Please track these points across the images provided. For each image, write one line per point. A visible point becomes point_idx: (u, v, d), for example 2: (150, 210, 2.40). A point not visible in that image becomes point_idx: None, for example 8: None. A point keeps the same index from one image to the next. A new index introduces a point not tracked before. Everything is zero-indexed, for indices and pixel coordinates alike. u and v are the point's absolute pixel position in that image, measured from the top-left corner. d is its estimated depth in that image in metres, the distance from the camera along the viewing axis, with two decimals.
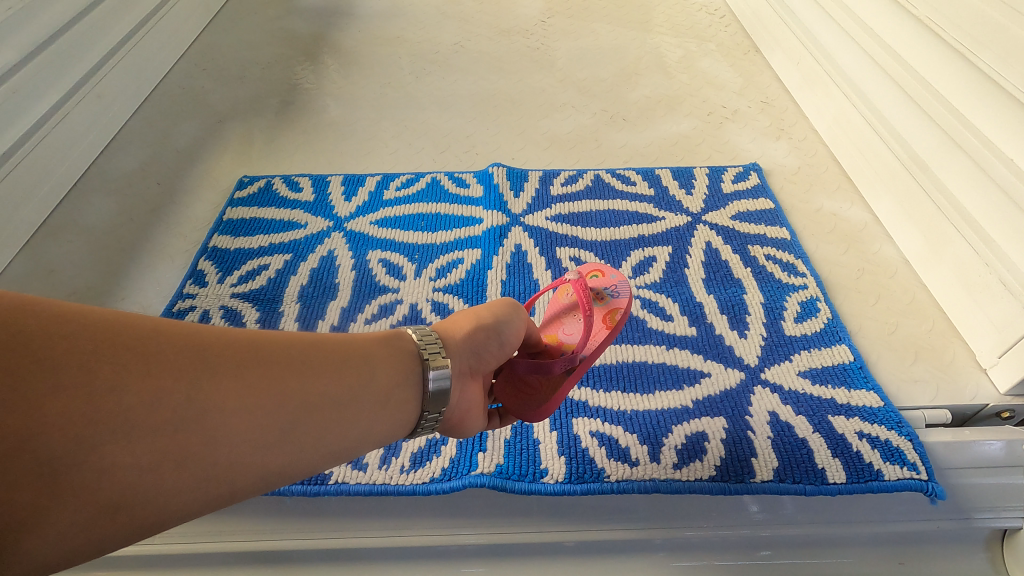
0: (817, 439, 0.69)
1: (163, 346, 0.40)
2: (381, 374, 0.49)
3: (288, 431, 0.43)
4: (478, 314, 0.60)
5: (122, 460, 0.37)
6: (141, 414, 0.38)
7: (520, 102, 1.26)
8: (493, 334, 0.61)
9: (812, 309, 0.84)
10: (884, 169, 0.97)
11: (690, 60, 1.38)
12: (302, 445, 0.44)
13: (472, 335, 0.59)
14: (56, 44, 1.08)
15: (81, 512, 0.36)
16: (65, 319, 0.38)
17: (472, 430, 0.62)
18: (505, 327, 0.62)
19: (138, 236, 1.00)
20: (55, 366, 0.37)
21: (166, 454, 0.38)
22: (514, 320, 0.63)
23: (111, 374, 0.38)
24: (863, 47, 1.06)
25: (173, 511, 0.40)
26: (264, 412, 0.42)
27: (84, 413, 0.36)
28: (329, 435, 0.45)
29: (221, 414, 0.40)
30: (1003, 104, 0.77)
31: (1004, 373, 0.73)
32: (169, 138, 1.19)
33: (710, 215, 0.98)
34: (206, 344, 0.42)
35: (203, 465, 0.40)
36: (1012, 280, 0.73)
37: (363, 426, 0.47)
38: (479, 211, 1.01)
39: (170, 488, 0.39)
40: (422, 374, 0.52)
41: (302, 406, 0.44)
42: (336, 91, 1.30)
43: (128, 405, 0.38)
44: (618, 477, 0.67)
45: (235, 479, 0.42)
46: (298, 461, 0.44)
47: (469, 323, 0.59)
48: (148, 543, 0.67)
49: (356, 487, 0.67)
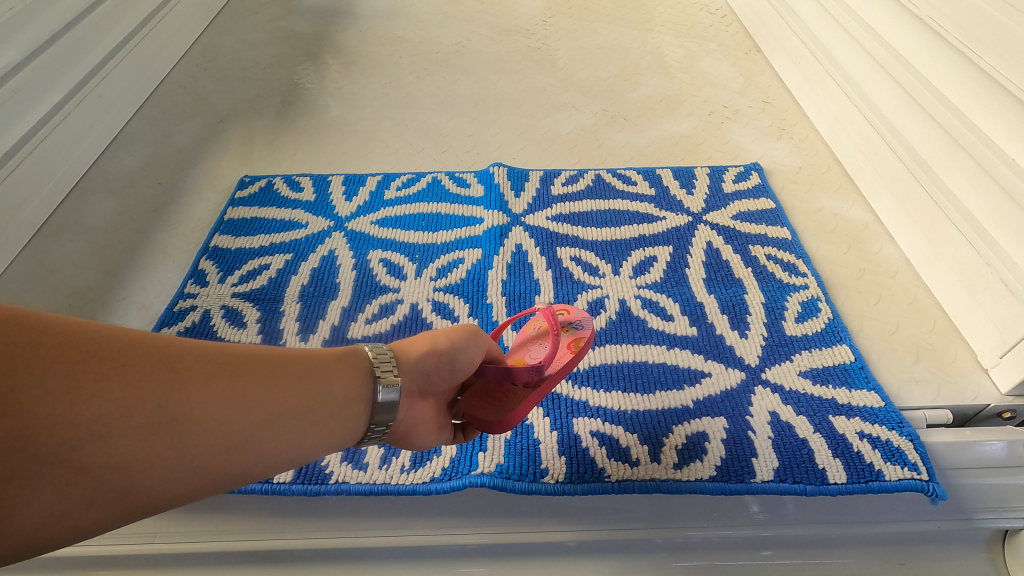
0: (818, 439, 0.69)
1: (140, 358, 0.40)
2: (338, 387, 0.50)
3: (249, 438, 0.44)
4: (435, 338, 0.60)
5: (98, 459, 0.38)
6: (120, 419, 0.38)
7: (520, 101, 1.26)
8: (446, 358, 0.61)
9: (813, 309, 0.83)
10: (884, 168, 0.97)
11: (691, 59, 1.38)
12: (262, 451, 0.45)
13: (423, 358, 0.59)
14: (56, 45, 1.08)
15: (58, 504, 0.37)
16: (49, 328, 0.38)
17: (424, 446, 0.62)
18: (460, 353, 0.61)
19: (140, 235, 1.00)
20: (39, 370, 0.36)
21: (137, 456, 0.39)
22: (471, 347, 0.62)
23: (93, 383, 0.38)
24: (863, 46, 1.06)
25: (139, 507, 0.40)
26: (229, 420, 0.43)
27: (67, 417, 0.36)
28: (286, 442, 0.46)
29: (191, 422, 0.41)
30: (1004, 103, 0.77)
31: (1005, 373, 0.73)
32: (170, 137, 1.20)
33: (710, 215, 0.98)
34: (179, 358, 0.42)
35: (172, 466, 0.40)
36: (1012, 279, 0.72)
37: (319, 434, 0.48)
38: (479, 211, 1.01)
39: (139, 487, 0.39)
40: (372, 391, 0.52)
41: (265, 416, 0.45)
42: (337, 91, 1.30)
43: (106, 410, 0.38)
44: (618, 477, 0.66)
45: (199, 479, 0.42)
46: (257, 464, 0.45)
47: (423, 346, 0.59)
48: (145, 543, 0.67)
49: (356, 487, 0.67)
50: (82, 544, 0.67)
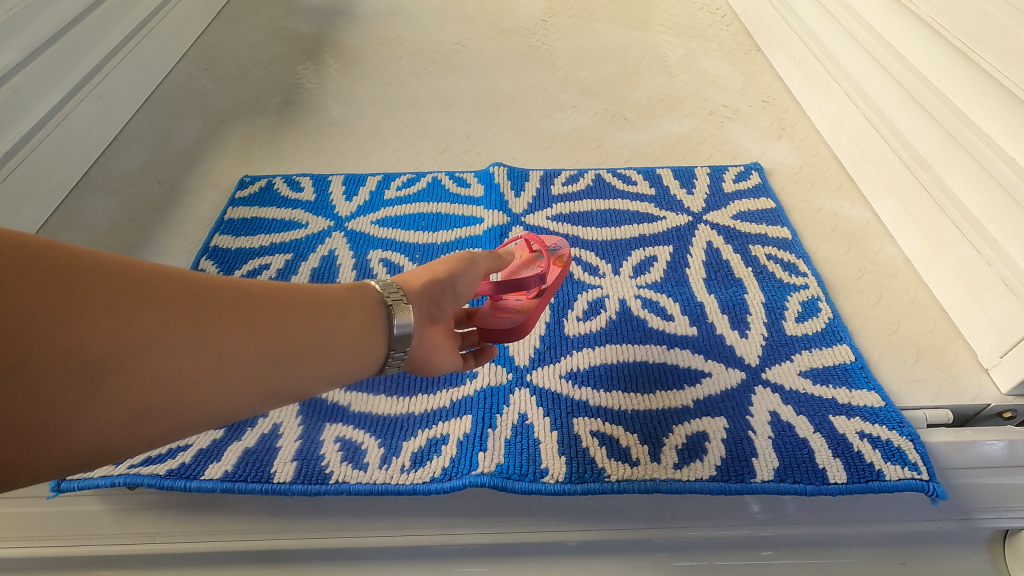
0: (817, 439, 0.69)
1: (171, 284, 0.42)
2: (359, 317, 0.51)
3: (279, 361, 0.45)
4: (433, 268, 0.60)
5: (143, 373, 0.39)
6: (160, 336, 0.40)
7: (520, 101, 1.26)
8: (449, 286, 0.60)
9: (813, 309, 0.83)
10: (885, 168, 0.97)
11: (691, 59, 1.37)
12: (292, 375, 0.46)
13: (428, 288, 0.59)
14: (57, 44, 1.08)
15: (109, 417, 0.38)
16: (85, 256, 0.40)
17: (440, 371, 0.63)
18: (461, 279, 0.61)
19: (141, 235, 1.00)
20: (83, 289, 0.38)
21: (178, 371, 0.40)
22: (469, 272, 0.62)
23: (131, 302, 0.39)
24: (864, 45, 1.06)
25: (182, 424, 0.42)
26: (259, 342, 0.44)
27: (111, 332, 0.38)
28: (315, 367, 0.47)
29: (224, 342, 0.42)
30: (1004, 102, 0.77)
31: (1005, 373, 0.73)
32: (171, 137, 1.20)
33: (710, 215, 0.98)
34: (207, 286, 0.44)
35: (210, 383, 0.42)
36: (1012, 279, 0.72)
37: (344, 360, 0.49)
38: (479, 210, 1.01)
39: (174, 413, 0.41)
40: (387, 323, 0.53)
41: (292, 340, 0.46)
42: (337, 91, 1.30)
43: (146, 326, 0.39)
44: (618, 476, 0.66)
45: (236, 399, 0.44)
46: (287, 387, 0.46)
47: (424, 276, 0.59)
48: (145, 543, 0.67)
49: (356, 487, 0.66)
50: (83, 543, 0.67)
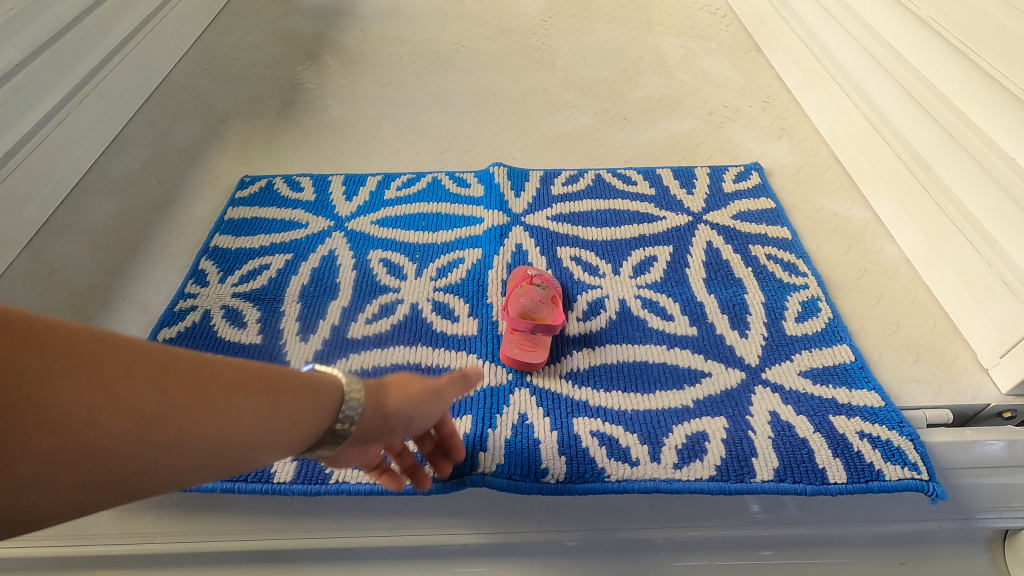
0: (818, 438, 0.68)
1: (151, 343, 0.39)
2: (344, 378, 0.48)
3: (265, 421, 0.42)
4: (406, 397, 0.51)
5: (119, 431, 0.36)
6: (139, 392, 0.37)
7: (520, 101, 1.26)
8: (406, 421, 0.52)
9: (813, 309, 0.83)
10: (884, 168, 0.97)
11: (691, 59, 1.37)
12: (277, 436, 0.43)
13: (388, 416, 0.50)
14: (57, 44, 1.08)
15: (80, 471, 0.35)
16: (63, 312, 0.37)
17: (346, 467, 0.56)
18: (423, 420, 0.53)
19: (141, 235, 1.00)
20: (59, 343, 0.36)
21: (157, 429, 0.37)
22: (438, 415, 0.53)
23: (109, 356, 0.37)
24: (863, 45, 1.06)
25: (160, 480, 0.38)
26: (243, 401, 0.41)
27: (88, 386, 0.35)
28: (302, 424, 0.44)
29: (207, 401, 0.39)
30: (1004, 102, 0.77)
31: (1005, 373, 0.73)
32: (171, 137, 1.20)
33: (710, 215, 0.98)
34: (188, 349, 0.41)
35: (193, 442, 0.39)
36: (1012, 279, 0.72)
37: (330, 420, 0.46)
38: (479, 210, 1.01)
39: (149, 471, 0.38)
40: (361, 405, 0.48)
41: (275, 399, 0.43)
42: (337, 91, 1.30)
43: (126, 382, 0.37)
44: (618, 476, 0.66)
45: (218, 459, 0.40)
46: (271, 448, 0.43)
47: (396, 401, 0.50)
48: (145, 543, 0.67)
49: (356, 487, 0.65)
50: (83, 543, 0.67)
